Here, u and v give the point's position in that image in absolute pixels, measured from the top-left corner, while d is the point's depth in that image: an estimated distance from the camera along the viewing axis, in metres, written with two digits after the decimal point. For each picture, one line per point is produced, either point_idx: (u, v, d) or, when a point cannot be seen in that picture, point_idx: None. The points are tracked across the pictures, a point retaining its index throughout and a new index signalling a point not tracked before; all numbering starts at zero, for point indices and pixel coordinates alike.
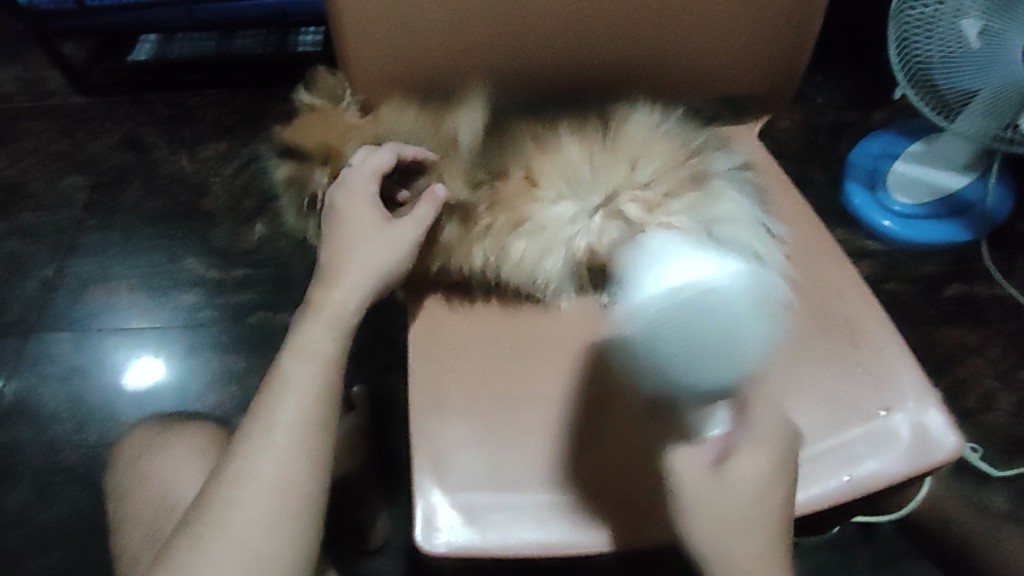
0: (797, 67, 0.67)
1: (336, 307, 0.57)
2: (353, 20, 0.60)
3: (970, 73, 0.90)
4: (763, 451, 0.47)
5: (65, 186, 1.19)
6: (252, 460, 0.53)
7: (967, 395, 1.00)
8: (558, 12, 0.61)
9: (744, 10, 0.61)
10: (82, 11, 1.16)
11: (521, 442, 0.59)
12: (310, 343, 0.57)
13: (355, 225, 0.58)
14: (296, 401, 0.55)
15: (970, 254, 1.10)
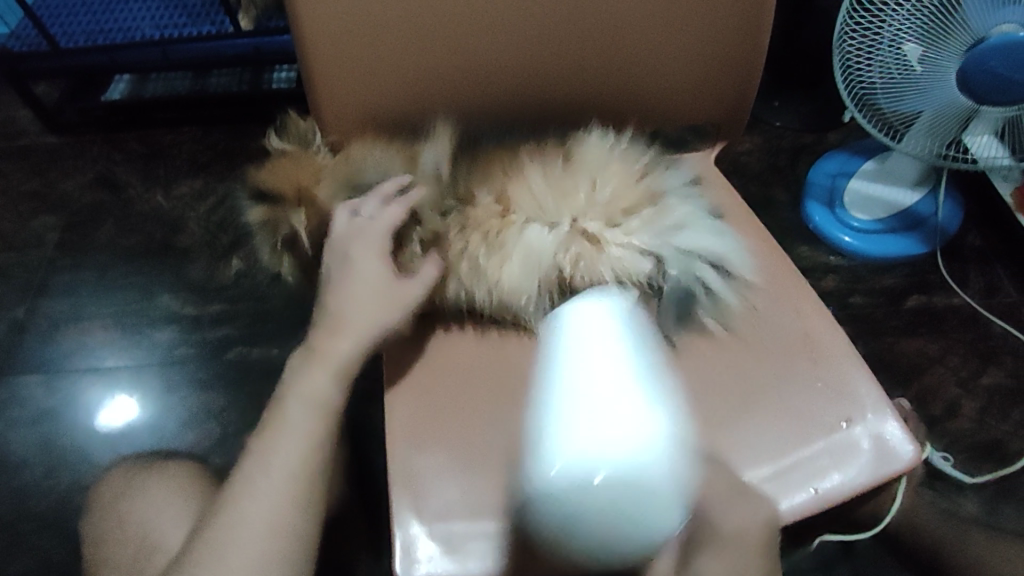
0: (747, 96, 0.70)
1: (334, 356, 0.58)
2: (319, 61, 0.62)
3: (912, 98, 0.96)
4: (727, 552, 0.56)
5: (36, 226, 1.18)
6: (247, 504, 0.53)
7: (933, 403, 1.03)
8: (517, 46, 0.64)
9: (694, 44, 0.64)
10: (54, 53, 1.17)
11: (498, 470, 0.60)
12: (307, 387, 0.58)
13: (355, 276, 0.60)
14: (297, 447, 0.56)
15: (927, 266, 1.15)
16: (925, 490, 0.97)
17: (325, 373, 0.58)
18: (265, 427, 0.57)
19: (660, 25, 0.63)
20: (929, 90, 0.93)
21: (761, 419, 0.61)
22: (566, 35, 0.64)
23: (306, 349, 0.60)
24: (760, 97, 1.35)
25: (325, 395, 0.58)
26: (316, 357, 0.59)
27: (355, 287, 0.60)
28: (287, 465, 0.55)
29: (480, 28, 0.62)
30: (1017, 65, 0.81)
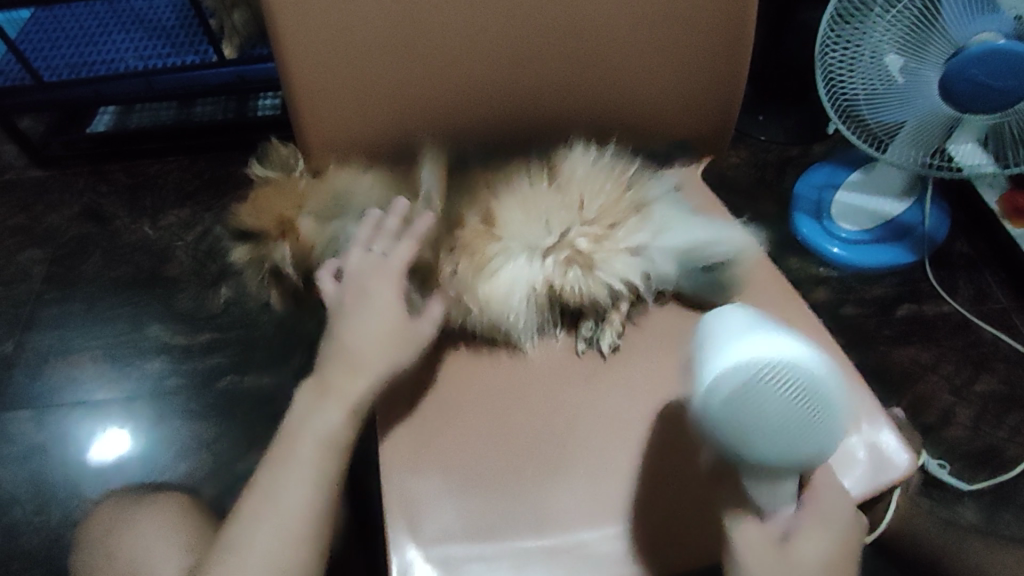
0: (730, 110, 0.70)
1: (340, 388, 0.56)
2: (305, 95, 0.62)
3: (894, 107, 0.97)
4: (827, 531, 0.51)
5: (23, 260, 1.17)
6: (253, 537, 0.53)
7: (928, 411, 1.03)
8: (503, 65, 0.63)
9: (673, 60, 0.65)
10: (39, 87, 1.17)
11: (492, 493, 0.59)
12: (312, 423, 0.56)
13: (367, 309, 0.58)
14: (305, 485, 0.54)
15: (916, 275, 1.16)
16: (924, 499, 0.96)
17: (333, 408, 0.56)
18: (270, 461, 0.56)
19: (646, 41, 0.63)
20: (911, 99, 0.95)
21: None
22: (553, 54, 0.63)
23: (314, 377, 0.58)
24: (745, 111, 1.36)
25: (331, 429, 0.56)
26: (324, 390, 0.57)
27: (366, 321, 0.57)
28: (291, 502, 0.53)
29: (466, 48, 0.61)
30: (997, 72, 0.83)
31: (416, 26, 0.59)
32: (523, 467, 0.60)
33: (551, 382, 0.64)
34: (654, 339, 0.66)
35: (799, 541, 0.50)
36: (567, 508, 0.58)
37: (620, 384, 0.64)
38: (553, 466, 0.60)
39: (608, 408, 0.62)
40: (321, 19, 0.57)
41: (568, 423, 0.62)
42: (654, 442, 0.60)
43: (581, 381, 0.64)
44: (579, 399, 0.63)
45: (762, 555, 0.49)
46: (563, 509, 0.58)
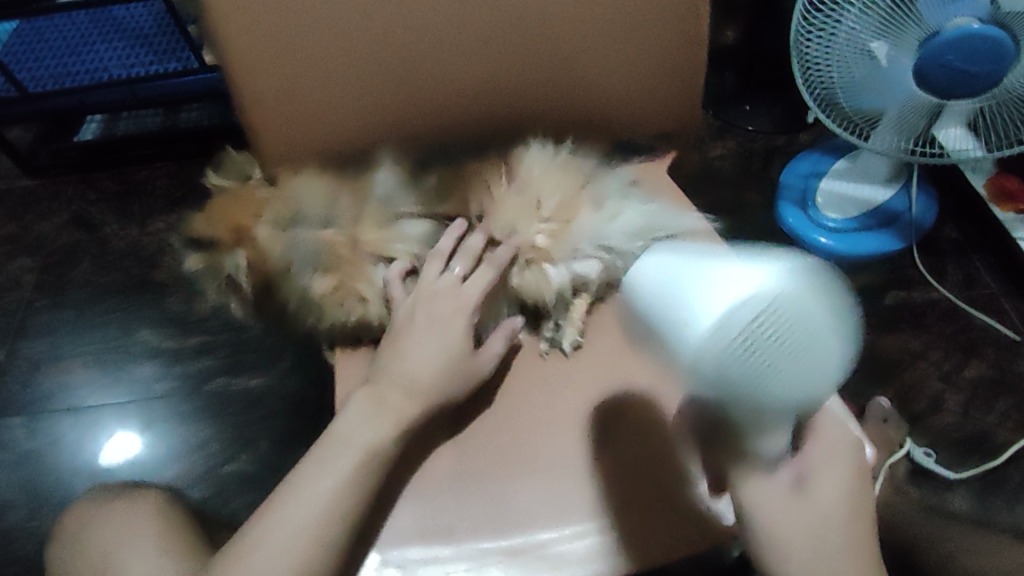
0: (687, 100, 0.71)
1: (380, 419, 0.55)
2: (260, 113, 0.63)
3: (872, 95, 0.98)
4: (839, 466, 0.50)
5: (14, 268, 1.18)
6: (266, 526, 0.51)
7: (916, 399, 1.03)
8: (466, 62, 0.64)
9: (623, 56, 0.65)
10: (25, 97, 1.19)
11: (454, 493, 0.59)
12: (349, 440, 0.54)
13: (437, 329, 0.59)
14: (333, 475, 0.53)
15: (904, 262, 1.15)
16: (913, 488, 0.96)
17: (378, 428, 0.55)
18: (303, 465, 0.54)
19: (608, 34, 0.63)
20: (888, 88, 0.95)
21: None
22: (514, 49, 0.63)
23: (369, 389, 0.58)
24: (732, 101, 1.35)
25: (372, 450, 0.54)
26: (370, 406, 0.56)
27: (428, 340, 0.59)
28: (315, 512, 0.51)
29: (426, 50, 0.62)
30: (973, 57, 0.82)
31: (374, 30, 0.59)
32: (488, 466, 0.60)
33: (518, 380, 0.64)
34: (618, 339, 0.65)
35: (808, 485, 0.49)
36: (530, 506, 0.57)
37: (585, 382, 0.63)
38: (520, 462, 0.60)
39: (574, 405, 0.62)
40: (276, 29, 0.57)
41: (529, 418, 0.62)
42: (619, 437, 0.60)
43: (545, 381, 0.64)
44: (542, 395, 0.63)
45: (777, 503, 0.48)
46: (522, 508, 0.57)
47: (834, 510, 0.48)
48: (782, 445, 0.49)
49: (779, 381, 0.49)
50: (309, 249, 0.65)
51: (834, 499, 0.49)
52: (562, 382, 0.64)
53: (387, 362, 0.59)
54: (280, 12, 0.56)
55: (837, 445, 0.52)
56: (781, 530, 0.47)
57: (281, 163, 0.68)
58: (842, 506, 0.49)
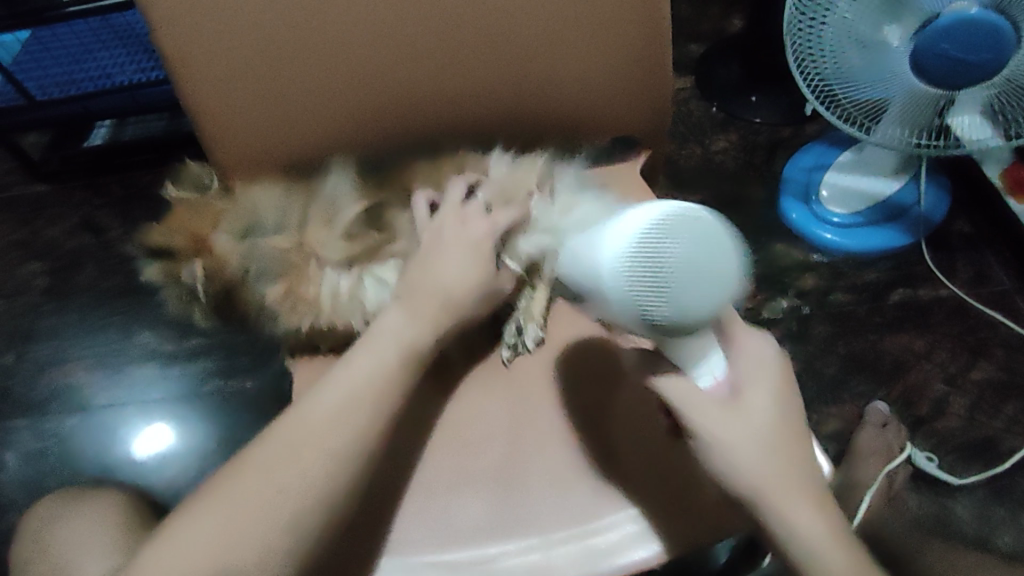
0: (655, 100, 0.69)
1: (400, 342, 0.56)
2: (221, 133, 0.65)
3: (871, 86, 0.93)
4: (763, 379, 0.50)
5: (24, 273, 1.23)
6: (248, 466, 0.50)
7: (920, 402, 0.99)
8: (418, 62, 0.63)
9: (578, 61, 0.65)
10: (31, 106, 1.21)
11: (404, 508, 0.61)
12: (282, 455, 0.51)
13: (468, 240, 0.61)
14: (354, 380, 0.54)
15: (912, 257, 1.10)
16: (912, 496, 0.93)
17: (324, 437, 0.51)
18: (234, 470, 0.51)
19: (560, 33, 0.62)
20: (886, 78, 0.91)
21: (654, 441, 0.62)
22: (466, 52, 0.63)
23: (401, 303, 0.58)
24: (736, 92, 1.31)
25: (319, 459, 0.50)
26: (316, 414, 0.52)
27: (455, 252, 0.60)
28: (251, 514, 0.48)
29: (377, 55, 0.62)
30: (970, 46, 0.78)
31: (319, 37, 0.59)
32: (438, 481, 0.63)
33: (476, 392, 0.67)
34: (577, 360, 0.68)
35: (746, 397, 0.49)
36: (474, 520, 0.60)
37: (543, 400, 0.66)
38: (467, 476, 0.63)
39: (522, 420, 0.65)
40: (222, 37, 0.57)
41: (483, 431, 0.65)
42: (562, 453, 0.63)
43: (497, 399, 0.67)
44: (506, 410, 0.66)
45: (705, 416, 0.48)
46: (462, 525, 0.60)
47: (770, 421, 0.49)
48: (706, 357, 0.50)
49: (677, 303, 0.46)
50: (267, 258, 0.70)
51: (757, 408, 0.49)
52: (513, 400, 0.66)
53: (417, 275, 0.59)
54: (226, 23, 0.57)
55: (767, 361, 0.51)
56: (725, 443, 0.47)
57: (247, 176, 0.70)
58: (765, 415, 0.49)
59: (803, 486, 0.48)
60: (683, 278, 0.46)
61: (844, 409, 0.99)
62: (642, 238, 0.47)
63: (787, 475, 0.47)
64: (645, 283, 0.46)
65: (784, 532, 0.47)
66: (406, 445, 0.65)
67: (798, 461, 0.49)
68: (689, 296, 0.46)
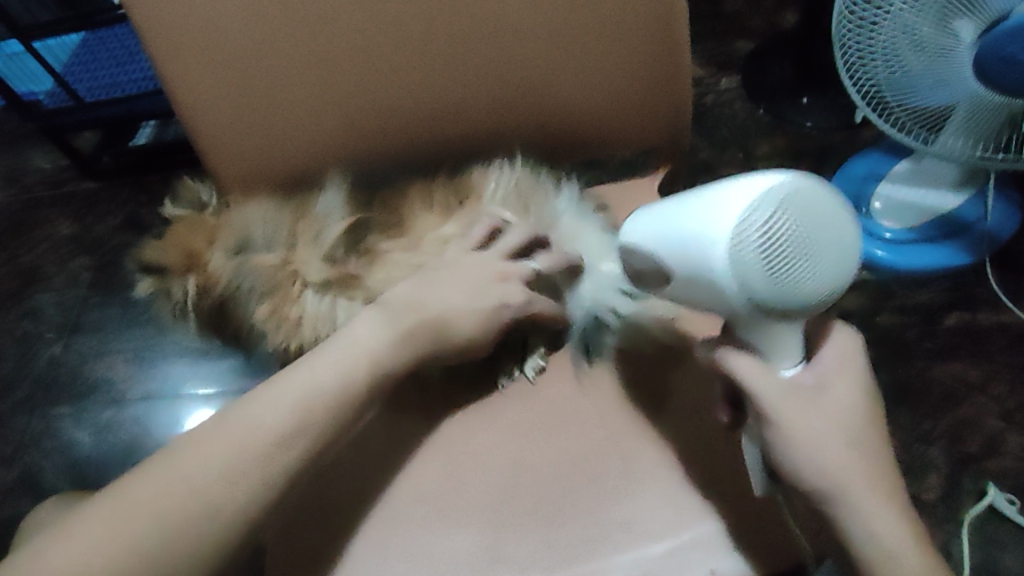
0: (671, 116, 0.67)
1: (365, 350, 0.56)
2: (228, 154, 0.66)
3: (932, 94, 0.84)
4: (847, 372, 0.48)
5: (74, 267, 1.28)
6: (187, 466, 0.48)
7: (970, 438, 0.91)
8: (405, 72, 0.61)
9: (584, 78, 0.63)
10: (80, 106, 1.26)
11: (388, 538, 0.60)
12: (231, 471, 0.48)
13: (452, 275, 0.61)
14: (318, 379, 0.53)
15: (973, 277, 1.01)
16: (953, 541, 0.85)
17: (253, 464, 0.49)
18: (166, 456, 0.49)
19: (551, 39, 0.60)
20: (949, 84, 0.81)
21: (649, 477, 0.59)
22: (465, 70, 0.62)
23: (381, 309, 0.59)
24: (786, 93, 1.23)
25: (241, 489, 0.48)
26: (271, 428, 0.50)
27: (439, 281, 0.61)
28: (168, 517, 0.46)
29: (362, 70, 0.61)
30: None
31: (313, 57, 0.59)
32: (419, 509, 0.61)
33: (469, 413, 0.65)
34: (564, 388, 0.65)
35: (829, 393, 0.47)
36: (461, 553, 0.58)
37: (535, 430, 0.63)
38: (446, 511, 0.60)
39: (512, 454, 0.62)
40: (204, 47, 0.56)
41: (470, 457, 0.62)
42: (547, 495, 0.59)
43: (488, 427, 0.64)
44: (494, 434, 0.63)
45: (792, 409, 0.46)
46: (438, 562, 0.58)
47: (855, 414, 0.47)
48: (787, 355, 0.47)
49: (800, 289, 0.41)
50: (253, 273, 0.70)
51: (841, 402, 0.47)
52: (503, 432, 0.64)
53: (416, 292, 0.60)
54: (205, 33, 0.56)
55: (848, 350, 0.49)
56: (813, 443, 0.45)
57: (251, 190, 0.71)
58: (850, 410, 0.47)
59: (883, 491, 0.46)
60: (808, 259, 0.40)
61: None
62: (756, 214, 0.39)
63: (866, 466, 0.46)
64: (761, 268, 0.40)
65: (862, 536, 0.46)
66: (392, 470, 0.63)
67: (877, 457, 0.47)
68: (809, 283, 0.41)
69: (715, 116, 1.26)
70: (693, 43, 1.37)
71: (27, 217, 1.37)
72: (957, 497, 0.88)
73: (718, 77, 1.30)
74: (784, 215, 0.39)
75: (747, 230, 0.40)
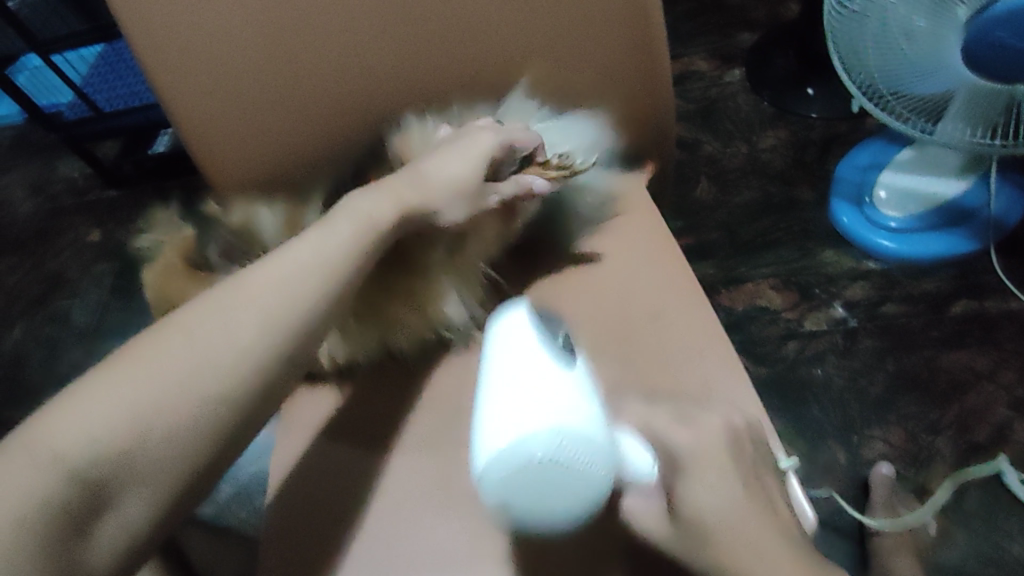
0: (651, 114, 0.69)
1: (358, 218, 0.56)
2: (214, 146, 0.68)
3: (929, 80, 0.83)
4: (702, 472, 0.46)
5: (96, 272, 1.33)
6: (173, 343, 0.47)
7: (977, 427, 0.90)
8: (392, 69, 0.65)
9: (564, 67, 0.65)
10: (101, 117, 1.32)
11: (374, 527, 0.59)
12: (219, 344, 0.47)
13: (439, 148, 0.62)
14: (306, 261, 0.52)
15: (979, 265, 1.00)
16: (959, 531, 0.84)
17: (251, 336, 0.48)
18: (160, 334, 0.48)
19: (535, 31, 0.62)
20: (944, 71, 0.81)
21: None
22: (451, 63, 0.65)
23: (369, 187, 0.59)
24: (790, 85, 1.23)
25: (231, 361, 0.47)
26: (261, 307, 0.50)
27: (424, 157, 0.61)
28: (149, 400, 0.44)
29: (351, 66, 0.64)
30: None
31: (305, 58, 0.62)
32: (407, 498, 0.60)
33: (458, 397, 0.64)
34: None
35: (677, 501, 0.46)
36: (447, 543, 0.57)
37: None
38: (434, 500, 0.59)
39: None
40: (204, 45, 0.60)
41: (456, 445, 0.61)
42: None
43: (472, 414, 0.63)
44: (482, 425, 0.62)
45: (659, 528, 0.47)
46: (424, 555, 0.57)
47: (718, 515, 0.45)
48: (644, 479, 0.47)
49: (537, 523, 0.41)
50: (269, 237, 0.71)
51: (695, 508, 0.45)
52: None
53: (409, 166, 0.60)
54: (202, 37, 0.60)
55: (708, 448, 0.47)
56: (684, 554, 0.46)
57: (236, 183, 0.72)
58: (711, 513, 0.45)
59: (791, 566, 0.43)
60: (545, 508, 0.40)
61: (890, 432, 0.91)
62: (502, 454, 0.40)
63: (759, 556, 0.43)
64: (499, 502, 0.41)
65: None
66: (382, 452, 0.63)
67: (770, 538, 0.44)
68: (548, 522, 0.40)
69: (719, 109, 1.26)
70: (697, 37, 1.37)
71: (52, 225, 1.42)
72: (966, 488, 0.87)
73: (721, 70, 1.31)
74: (527, 460, 0.40)
75: (491, 470, 0.41)
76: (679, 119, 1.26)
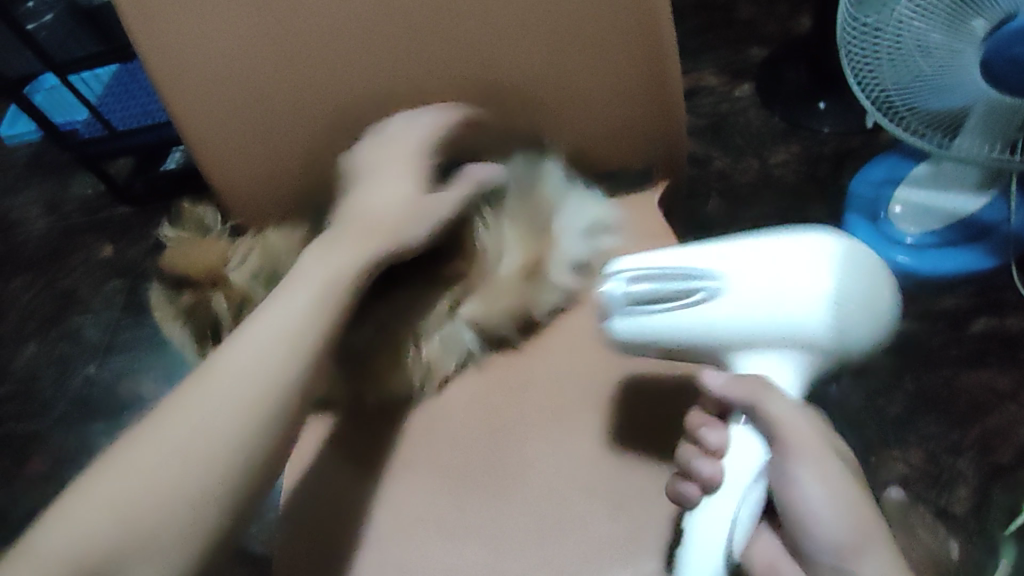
0: (663, 126, 0.68)
1: (321, 279, 0.58)
2: (223, 164, 0.68)
3: (945, 95, 0.82)
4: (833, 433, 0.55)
5: (108, 289, 1.34)
6: (168, 421, 0.50)
7: (1000, 449, 0.87)
8: (399, 86, 0.64)
9: (573, 81, 0.64)
10: (114, 135, 1.33)
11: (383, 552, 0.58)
12: (211, 409, 0.50)
13: (371, 180, 0.63)
14: (286, 319, 0.55)
15: (998, 281, 0.98)
16: (982, 557, 0.82)
17: (243, 397, 0.51)
18: (159, 413, 0.51)
19: (541, 45, 0.62)
20: (960, 85, 0.79)
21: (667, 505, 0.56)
22: (458, 79, 0.64)
23: (320, 244, 0.61)
24: (802, 99, 1.22)
25: (227, 423, 0.50)
26: (249, 369, 0.52)
27: (364, 190, 0.63)
28: (156, 475, 0.47)
29: (359, 83, 0.64)
30: None
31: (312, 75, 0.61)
32: (417, 525, 0.60)
33: (472, 422, 0.64)
34: (568, 401, 0.63)
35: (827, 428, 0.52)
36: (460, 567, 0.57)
37: (533, 436, 0.62)
38: (448, 526, 0.59)
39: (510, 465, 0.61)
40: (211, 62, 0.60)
41: (469, 471, 0.61)
42: (543, 508, 0.58)
43: (487, 436, 0.63)
44: (495, 451, 0.62)
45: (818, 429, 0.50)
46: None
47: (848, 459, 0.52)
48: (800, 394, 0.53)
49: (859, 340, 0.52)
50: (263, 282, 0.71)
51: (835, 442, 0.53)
52: (498, 441, 0.63)
53: (349, 217, 0.62)
54: (208, 56, 0.60)
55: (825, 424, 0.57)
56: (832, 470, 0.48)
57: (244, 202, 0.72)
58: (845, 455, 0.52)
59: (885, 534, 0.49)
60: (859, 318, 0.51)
61: (909, 453, 0.89)
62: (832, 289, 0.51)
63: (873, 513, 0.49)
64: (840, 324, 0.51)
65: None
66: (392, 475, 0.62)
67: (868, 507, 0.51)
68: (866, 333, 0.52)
69: (730, 125, 1.25)
70: (708, 53, 1.36)
71: (65, 243, 1.43)
72: (989, 512, 0.84)
73: (732, 85, 1.30)
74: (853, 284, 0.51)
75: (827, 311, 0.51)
76: (689, 134, 1.26)
